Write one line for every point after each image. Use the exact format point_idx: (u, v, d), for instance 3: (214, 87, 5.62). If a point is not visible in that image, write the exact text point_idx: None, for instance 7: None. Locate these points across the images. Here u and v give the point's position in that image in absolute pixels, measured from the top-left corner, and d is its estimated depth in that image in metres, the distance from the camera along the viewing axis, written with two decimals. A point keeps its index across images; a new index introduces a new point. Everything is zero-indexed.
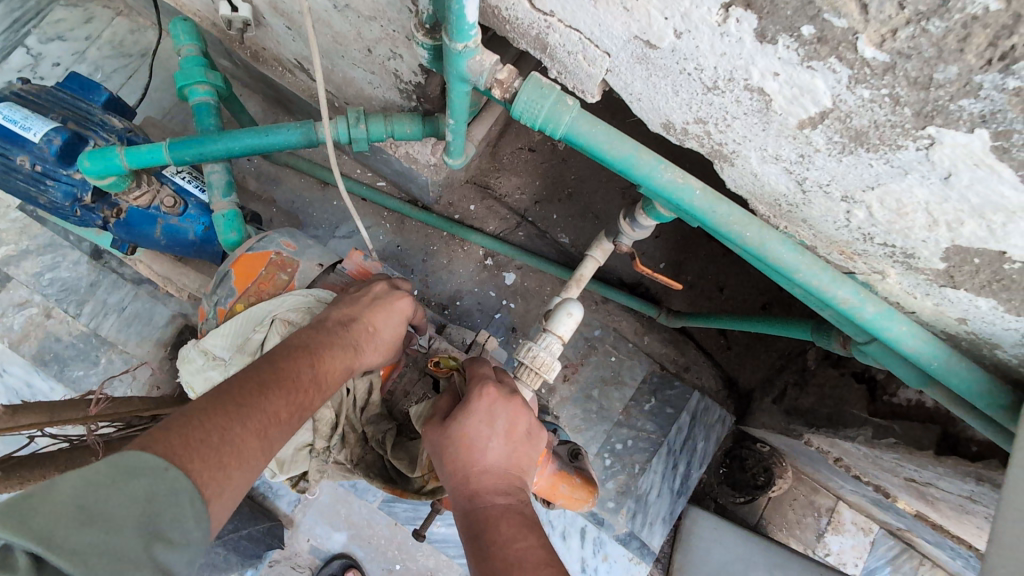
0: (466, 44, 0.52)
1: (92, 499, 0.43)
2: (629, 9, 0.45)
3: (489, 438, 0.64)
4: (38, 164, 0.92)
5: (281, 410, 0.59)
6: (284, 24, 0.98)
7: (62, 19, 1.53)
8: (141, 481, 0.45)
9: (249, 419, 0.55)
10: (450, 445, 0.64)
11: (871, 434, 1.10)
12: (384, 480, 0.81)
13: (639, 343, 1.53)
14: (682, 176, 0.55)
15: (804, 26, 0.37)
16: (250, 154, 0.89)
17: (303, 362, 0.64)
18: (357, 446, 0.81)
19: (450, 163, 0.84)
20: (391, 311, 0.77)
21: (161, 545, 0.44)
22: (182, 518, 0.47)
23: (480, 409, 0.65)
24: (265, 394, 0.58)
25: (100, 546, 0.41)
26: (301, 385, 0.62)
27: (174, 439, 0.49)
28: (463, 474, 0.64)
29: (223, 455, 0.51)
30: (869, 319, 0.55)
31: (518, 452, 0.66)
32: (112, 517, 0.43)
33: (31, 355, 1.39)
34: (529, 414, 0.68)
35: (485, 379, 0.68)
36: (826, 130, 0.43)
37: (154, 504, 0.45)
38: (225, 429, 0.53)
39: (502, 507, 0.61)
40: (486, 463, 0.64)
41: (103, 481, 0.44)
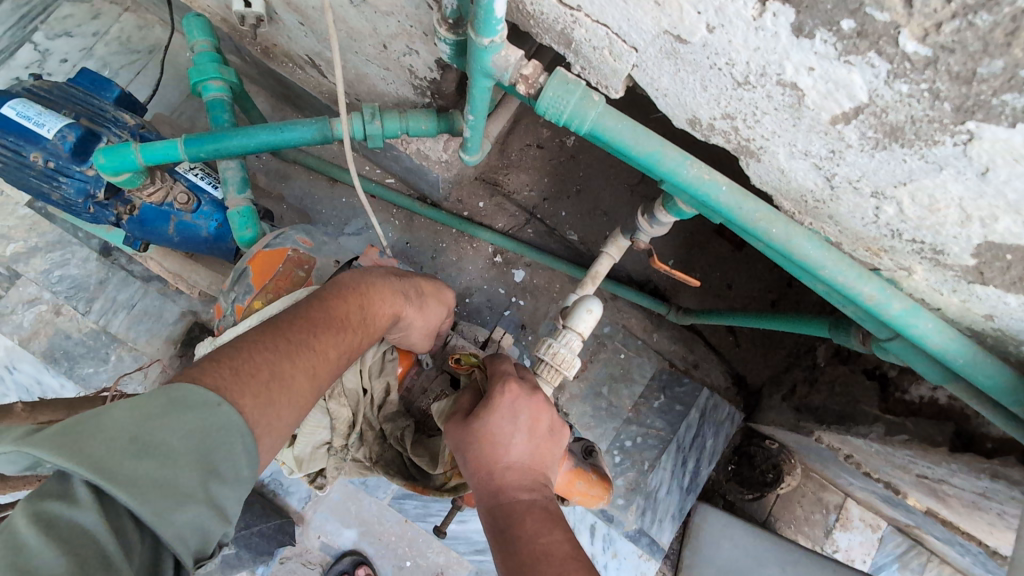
0: (492, 39, 0.52)
1: (146, 432, 0.49)
2: (661, 3, 0.45)
3: (512, 434, 0.64)
4: (52, 160, 0.92)
5: (325, 348, 0.65)
6: (298, 20, 0.98)
7: (69, 15, 1.52)
8: (191, 415, 0.51)
9: (297, 360, 0.61)
10: (473, 440, 0.64)
11: (882, 431, 1.10)
12: (403, 477, 0.82)
13: (649, 340, 1.52)
14: (708, 173, 0.55)
15: (843, 20, 0.37)
16: (265, 150, 0.89)
17: (346, 308, 0.69)
18: (375, 444, 0.83)
19: (467, 160, 0.84)
20: (425, 302, 0.77)
21: (212, 477, 0.51)
22: (232, 451, 0.53)
23: (504, 406, 0.65)
24: (308, 347, 0.63)
25: (155, 476, 0.48)
26: (342, 330, 0.67)
27: (221, 378, 0.55)
28: (487, 470, 0.64)
29: (270, 392, 0.58)
30: (895, 316, 0.55)
31: (542, 448, 0.66)
32: (166, 448, 0.49)
33: (40, 353, 1.39)
34: (551, 410, 0.68)
35: (508, 376, 0.67)
36: (860, 125, 0.43)
37: (206, 435, 0.51)
38: (270, 367, 0.59)
39: (527, 503, 0.62)
40: (510, 459, 0.64)
41: (156, 415, 0.50)
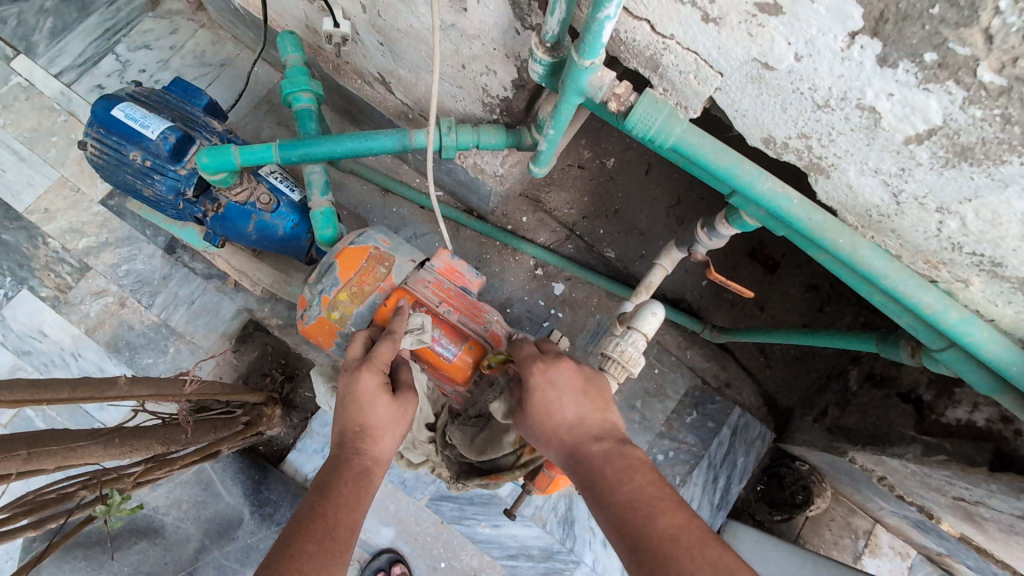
0: (593, 60, 0.58)
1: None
2: (754, 34, 0.51)
3: (561, 400, 0.69)
4: (149, 159, 1.00)
5: (317, 542, 0.57)
6: (379, 40, 1.06)
7: (149, 29, 1.63)
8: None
9: (292, 565, 0.53)
10: (534, 415, 0.70)
11: (920, 452, 1.13)
12: (479, 474, 0.89)
13: (682, 357, 1.56)
14: (781, 187, 0.60)
15: (927, 53, 0.43)
16: (348, 157, 0.96)
17: (318, 496, 0.63)
18: (442, 453, 0.92)
19: (535, 172, 0.90)
20: (365, 390, 0.72)
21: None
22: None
23: (540, 381, 0.70)
24: (303, 542, 0.57)
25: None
26: (331, 524, 0.60)
27: None
28: (556, 437, 0.68)
29: None
30: (953, 324, 0.60)
31: (592, 403, 0.69)
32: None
33: (105, 342, 1.47)
34: (583, 367, 0.72)
35: (532, 360, 0.73)
36: (932, 145, 0.49)
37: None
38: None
39: (601, 453, 0.64)
40: (570, 420, 0.68)
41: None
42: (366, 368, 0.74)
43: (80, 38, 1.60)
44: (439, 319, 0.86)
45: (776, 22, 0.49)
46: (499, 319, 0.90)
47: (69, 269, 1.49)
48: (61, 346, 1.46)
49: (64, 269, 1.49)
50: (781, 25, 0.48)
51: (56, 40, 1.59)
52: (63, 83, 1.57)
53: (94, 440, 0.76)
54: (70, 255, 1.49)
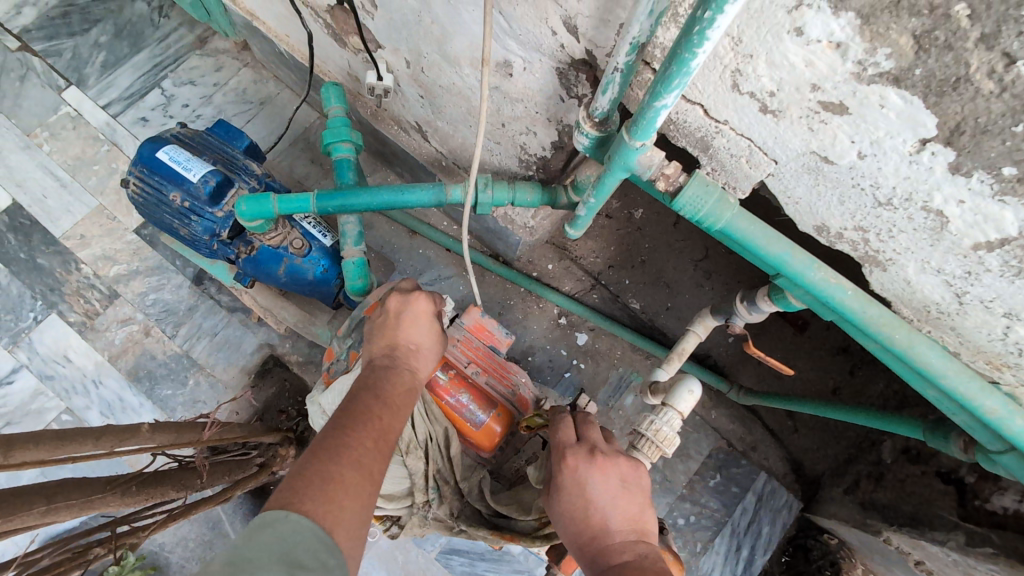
0: (644, 142, 0.57)
1: (237, 554, 0.45)
2: (815, 129, 0.51)
3: (592, 502, 0.62)
4: (188, 201, 1.01)
5: (365, 438, 0.60)
6: (419, 93, 1.07)
7: (195, 66, 1.68)
8: (271, 532, 0.47)
9: (345, 448, 0.57)
10: (563, 513, 0.64)
11: (964, 541, 1.09)
12: (488, 528, 0.81)
13: (707, 417, 1.50)
14: (834, 277, 0.58)
15: (1006, 166, 0.42)
16: (384, 208, 0.97)
17: (367, 397, 0.66)
18: (455, 502, 0.84)
19: (570, 234, 0.89)
20: (415, 312, 0.78)
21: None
22: (315, 552, 0.48)
23: (568, 479, 0.64)
24: (357, 426, 0.61)
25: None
26: (378, 414, 0.64)
27: (289, 487, 0.52)
28: (580, 543, 0.62)
29: (331, 488, 0.53)
30: (1016, 431, 0.56)
31: (624, 507, 0.62)
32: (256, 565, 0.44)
33: (126, 370, 1.47)
34: (618, 464, 0.64)
35: (564, 449, 0.66)
36: (1004, 254, 0.47)
37: (286, 545, 0.47)
38: (325, 465, 0.54)
39: (621, 565, 0.58)
40: (598, 525, 0.61)
41: (243, 538, 0.46)
42: (416, 292, 0.80)
43: (129, 72, 1.66)
44: (468, 383, 0.84)
45: (839, 120, 0.48)
46: (527, 382, 0.88)
47: (97, 296, 1.50)
48: (84, 372, 1.47)
49: (93, 295, 1.50)
50: (845, 123, 0.48)
51: (106, 74, 1.65)
52: (110, 114, 1.62)
53: (112, 489, 0.75)
54: (100, 281, 1.51)
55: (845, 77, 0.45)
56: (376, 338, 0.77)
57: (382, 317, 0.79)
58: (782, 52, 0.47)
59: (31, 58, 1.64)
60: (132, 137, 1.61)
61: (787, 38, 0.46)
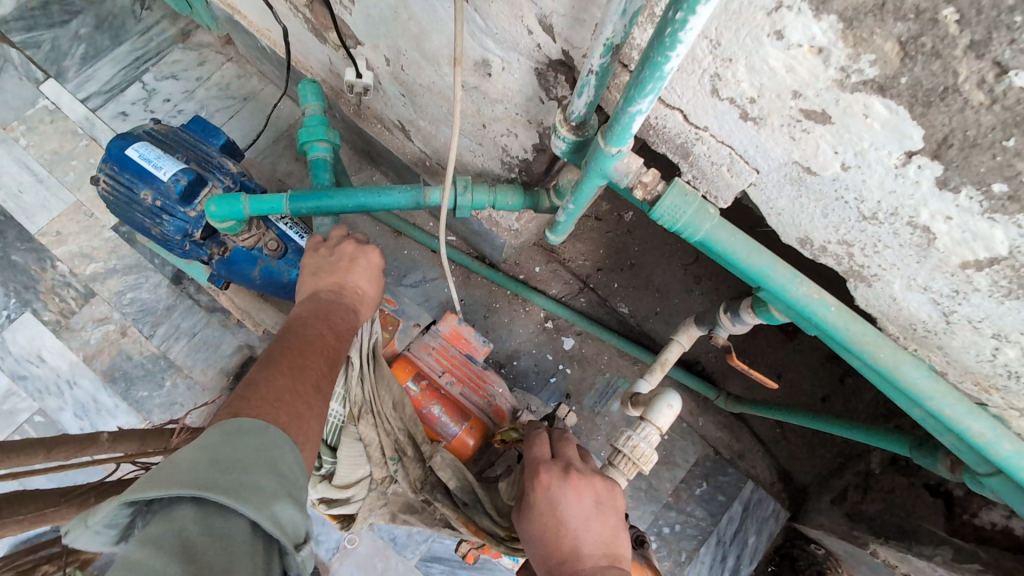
0: (621, 148, 0.55)
1: (218, 452, 0.48)
2: (797, 139, 0.48)
3: (565, 524, 0.59)
4: (159, 200, 0.97)
5: (321, 370, 0.65)
6: (400, 92, 1.04)
7: (178, 60, 1.65)
8: (246, 438, 0.51)
9: (294, 382, 0.61)
10: (533, 533, 0.61)
11: (951, 555, 1.07)
12: (454, 509, 0.75)
13: (694, 424, 1.47)
14: (818, 292, 0.56)
15: (996, 183, 0.39)
16: (360, 210, 0.94)
17: (318, 331, 0.69)
18: (415, 470, 0.78)
19: (551, 239, 0.87)
20: (366, 263, 0.80)
21: (283, 478, 0.50)
22: (291, 460, 0.52)
23: (541, 499, 0.61)
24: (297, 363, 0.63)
25: (242, 479, 0.46)
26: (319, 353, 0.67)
27: (255, 408, 0.55)
28: (550, 565, 0.59)
29: (294, 413, 0.57)
30: (1005, 456, 0.54)
31: (598, 530, 0.59)
32: (239, 461, 0.48)
33: (102, 370, 1.44)
34: (593, 483, 0.62)
35: (539, 467, 0.63)
36: (993, 274, 0.44)
37: (266, 452, 0.51)
38: (285, 392, 0.59)
39: None
40: (569, 548, 0.59)
41: (217, 441, 0.49)
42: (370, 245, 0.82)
43: (110, 65, 1.62)
44: (441, 395, 0.81)
45: (822, 130, 0.46)
46: (504, 392, 0.85)
47: (73, 294, 1.47)
48: (58, 372, 1.43)
49: (69, 294, 1.47)
50: (828, 133, 0.45)
51: (86, 66, 1.61)
52: (89, 108, 1.58)
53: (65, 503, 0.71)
54: (76, 280, 1.48)
55: (827, 84, 0.42)
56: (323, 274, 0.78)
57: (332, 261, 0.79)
58: (762, 56, 0.44)
59: (9, 50, 1.59)
60: (112, 132, 1.57)
61: (766, 42, 0.43)
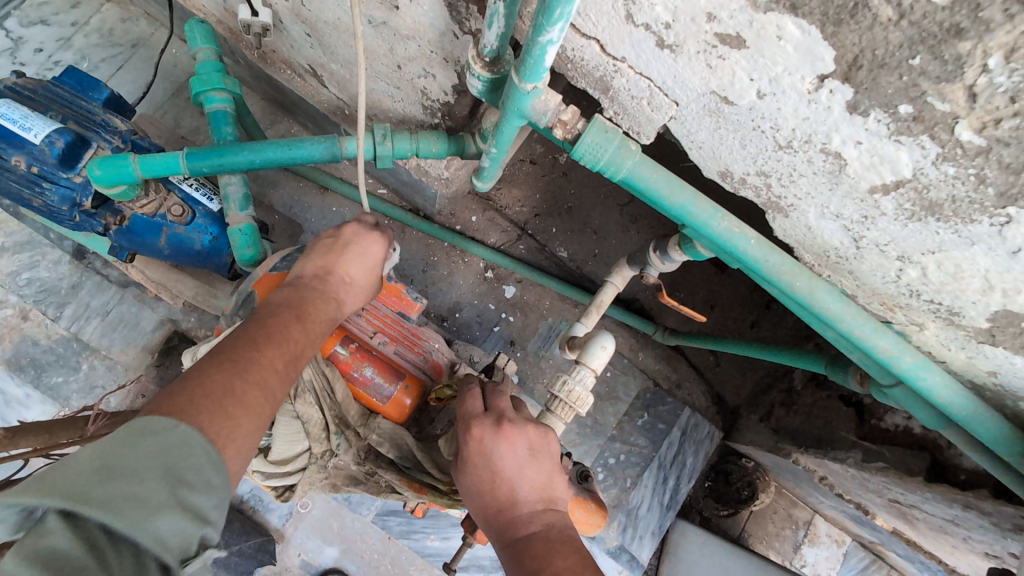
0: (535, 85, 0.52)
1: (110, 457, 0.45)
2: (713, 66, 0.46)
3: (500, 474, 0.60)
4: (35, 165, 0.86)
5: (275, 360, 0.61)
6: (305, 31, 0.95)
7: (45, 2, 1.42)
8: (152, 440, 0.47)
9: (246, 371, 0.57)
10: (470, 486, 0.61)
11: (860, 457, 1.10)
12: (397, 472, 0.76)
13: (634, 359, 1.51)
14: (738, 226, 0.56)
15: (902, 104, 0.39)
16: (271, 166, 0.86)
17: (286, 316, 0.66)
18: (359, 445, 0.77)
19: (479, 186, 0.83)
20: (363, 243, 0.77)
21: (186, 489, 0.47)
22: (200, 467, 0.49)
23: (475, 452, 0.61)
24: (258, 352, 0.60)
25: (128, 493, 0.44)
26: (287, 341, 0.63)
27: (175, 400, 0.52)
28: (487, 515, 0.60)
29: (226, 405, 0.54)
30: (906, 369, 0.58)
31: (533, 475, 0.60)
32: (133, 469, 0.45)
33: (4, 360, 1.30)
34: (524, 431, 0.62)
35: (471, 420, 0.62)
36: (898, 198, 0.45)
37: (167, 455, 0.47)
38: (226, 382, 0.55)
39: (528, 537, 0.57)
40: (505, 496, 0.60)
41: (115, 444, 0.46)
42: (374, 232, 0.79)
43: None
44: (373, 355, 0.79)
45: (738, 56, 0.44)
46: (442, 347, 0.84)
47: None
48: None
49: None
50: (743, 59, 0.44)
51: None
52: None
53: None
54: None
55: (741, 4, 0.40)
56: (331, 255, 0.75)
57: (332, 241, 0.77)
58: None
59: None
60: None
61: None
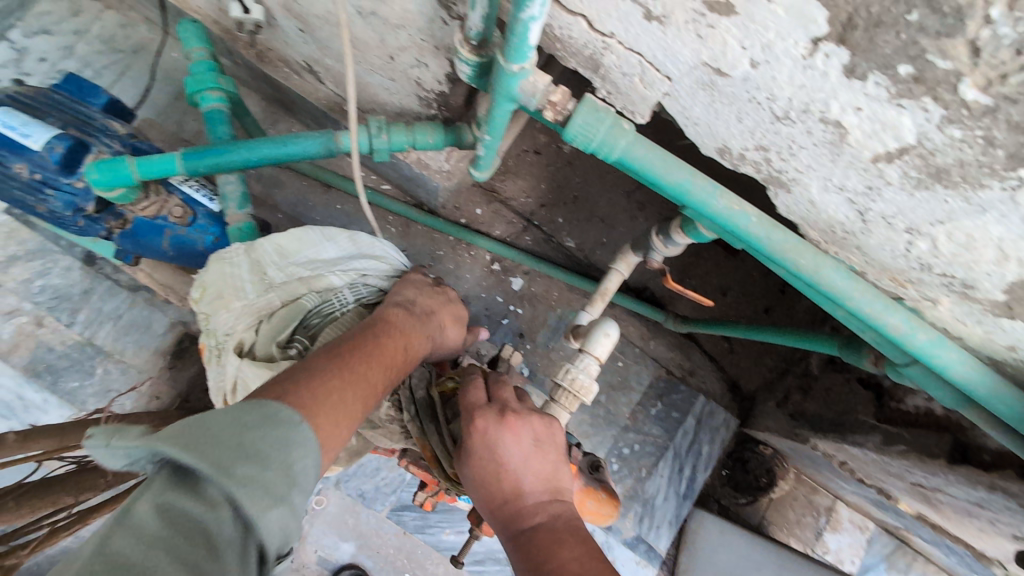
0: (522, 65, 0.50)
1: (245, 437, 0.47)
2: (703, 36, 0.45)
3: (503, 466, 0.59)
4: (38, 172, 0.86)
5: (375, 379, 0.65)
6: (298, 27, 0.94)
7: (47, 12, 1.43)
8: (272, 431, 0.49)
9: (345, 377, 0.61)
10: (473, 479, 0.60)
11: (880, 441, 1.08)
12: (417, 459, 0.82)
13: (646, 348, 1.49)
14: (738, 204, 0.54)
15: (901, 65, 0.37)
16: (267, 164, 0.86)
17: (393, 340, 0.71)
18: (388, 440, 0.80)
19: (477, 176, 0.82)
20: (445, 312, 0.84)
21: (297, 489, 0.48)
22: (308, 465, 0.50)
23: (477, 445, 0.60)
24: (355, 364, 0.64)
25: (253, 476, 0.44)
26: (385, 361, 0.68)
27: (298, 398, 0.55)
28: (491, 507, 0.59)
29: (338, 412, 0.57)
30: (920, 346, 0.55)
31: (538, 467, 0.59)
32: (256, 454, 0.46)
33: (21, 366, 1.31)
34: (527, 422, 0.61)
35: (473, 413, 0.61)
36: (903, 165, 0.43)
37: (284, 448, 0.49)
38: (335, 391, 0.59)
39: (533, 528, 0.56)
40: (509, 488, 0.59)
41: (245, 425, 0.48)
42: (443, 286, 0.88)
43: None
44: None
45: (727, 23, 0.42)
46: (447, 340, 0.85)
47: None
48: None
49: None
50: (733, 26, 0.42)
51: None
52: None
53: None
54: None
55: None
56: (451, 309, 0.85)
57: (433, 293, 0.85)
58: None
59: None
60: None
61: None
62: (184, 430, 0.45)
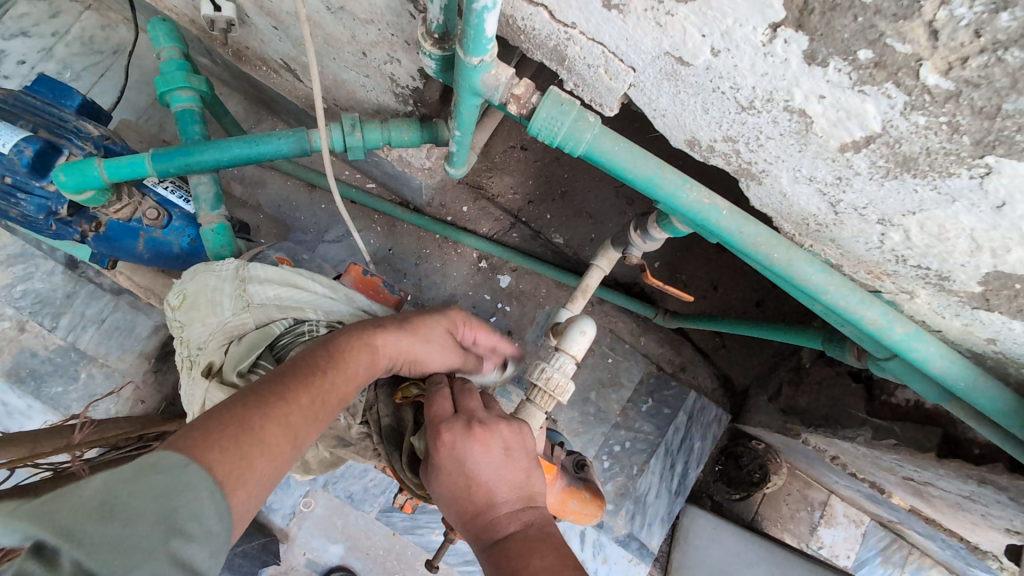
0: (481, 58, 0.49)
1: (115, 494, 0.39)
2: (663, 24, 0.43)
3: (474, 475, 0.58)
4: (8, 176, 0.85)
5: (316, 398, 0.55)
6: (271, 23, 0.92)
7: (25, 14, 1.42)
8: (159, 477, 0.42)
9: (275, 402, 0.52)
10: (444, 488, 0.59)
11: (870, 435, 1.06)
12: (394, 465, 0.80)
13: (636, 343, 1.48)
14: (708, 198, 0.53)
15: (861, 50, 0.36)
16: (239, 164, 0.85)
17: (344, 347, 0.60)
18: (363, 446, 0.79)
19: (451, 173, 0.80)
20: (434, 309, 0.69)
21: (178, 538, 0.40)
22: (200, 509, 0.43)
23: (446, 455, 0.58)
24: (294, 380, 0.55)
25: (119, 538, 0.38)
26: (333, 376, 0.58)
27: (198, 436, 0.47)
28: (463, 516, 0.58)
29: (244, 442, 0.48)
30: (898, 340, 0.54)
31: (509, 474, 0.58)
32: (131, 513, 0.39)
33: (4, 372, 1.30)
34: (497, 429, 0.60)
35: (441, 423, 0.60)
36: (871, 154, 0.42)
37: (168, 498, 0.41)
38: (254, 418, 0.50)
39: (504, 537, 0.56)
40: (480, 496, 0.58)
41: (126, 477, 0.41)
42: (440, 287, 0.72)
43: None
44: None
45: (686, 10, 0.41)
46: None
47: None
48: None
49: None
50: (692, 13, 0.41)
51: None
52: None
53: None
54: None
55: None
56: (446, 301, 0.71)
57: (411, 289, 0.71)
58: None
59: None
60: None
61: None
62: (46, 497, 0.38)
